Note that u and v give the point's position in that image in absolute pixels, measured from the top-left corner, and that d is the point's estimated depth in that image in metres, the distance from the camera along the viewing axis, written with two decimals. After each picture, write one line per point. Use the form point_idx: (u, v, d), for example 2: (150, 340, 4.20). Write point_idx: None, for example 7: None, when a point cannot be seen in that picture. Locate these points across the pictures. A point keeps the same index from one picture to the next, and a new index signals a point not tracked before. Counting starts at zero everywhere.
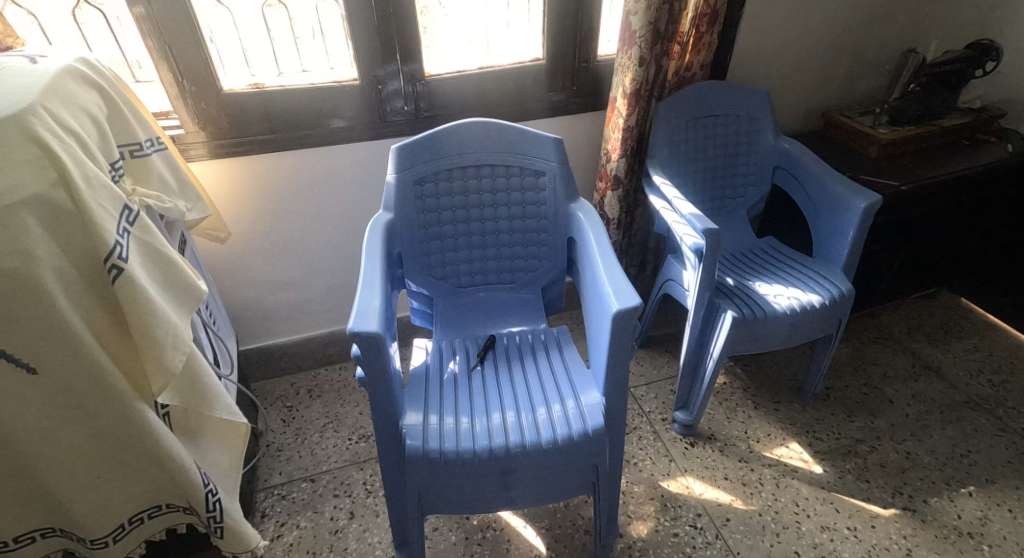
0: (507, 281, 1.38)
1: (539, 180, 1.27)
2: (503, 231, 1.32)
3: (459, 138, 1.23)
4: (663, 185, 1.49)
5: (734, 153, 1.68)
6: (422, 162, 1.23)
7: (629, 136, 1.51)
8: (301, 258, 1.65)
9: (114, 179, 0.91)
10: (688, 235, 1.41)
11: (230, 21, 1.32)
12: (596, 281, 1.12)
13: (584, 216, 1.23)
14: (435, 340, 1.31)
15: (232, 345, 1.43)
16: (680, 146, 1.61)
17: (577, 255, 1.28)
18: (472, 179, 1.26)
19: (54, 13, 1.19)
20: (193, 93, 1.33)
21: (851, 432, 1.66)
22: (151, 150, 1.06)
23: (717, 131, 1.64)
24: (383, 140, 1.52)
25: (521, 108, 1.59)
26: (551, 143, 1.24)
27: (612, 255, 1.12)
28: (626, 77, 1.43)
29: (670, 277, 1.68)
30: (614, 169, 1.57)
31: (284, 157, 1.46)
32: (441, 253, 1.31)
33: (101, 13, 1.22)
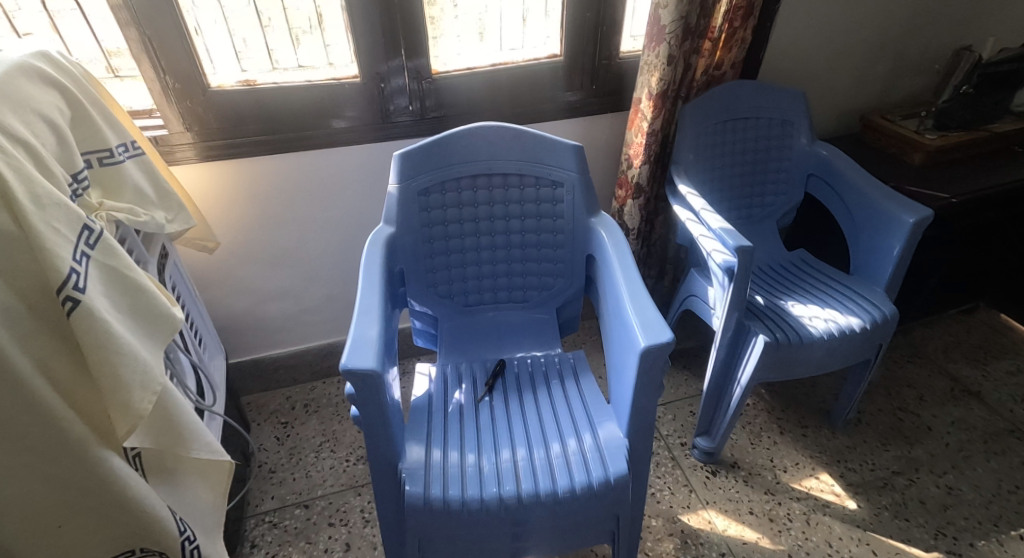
0: (519, 300, 1.26)
1: (556, 191, 1.15)
2: (515, 246, 1.20)
3: (468, 144, 1.12)
4: (690, 195, 1.36)
5: (765, 158, 1.55)
6: (427, 170, 1.11)
7: (653, 141, 1.38)
8: (298, 267, 1.54)
9: (76, 193, 0.80)
10: (716, 253, 1.29)
11: (219, 11, 1.20)
12: (618, 308, 1.01)
13: (605, 232, 1.12)
14: (439, 364, 1.20)
15: (219, 364, 1.32)
16: (707, 151, 1.48)
17: (597, 274, 1.16)
18: (483, 189, 1.15)
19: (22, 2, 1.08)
20: (177, 91, 1.21)
21: (886, 463, 1.54)
22: (124, 156, 0.95)
23: (748, 135, 1.51)
24: (385, 141, 1.40)
25: (536, 109, 1.46)
26: (571, 151, 1.12)
27: (638, 279, 1.00)
28: (652, 77, 1.30)
29: (692, 292, 1.56)
30: (635, 176, 1.44)
31: (278, 159, 1.35)
32: (446, 269, 1.19)
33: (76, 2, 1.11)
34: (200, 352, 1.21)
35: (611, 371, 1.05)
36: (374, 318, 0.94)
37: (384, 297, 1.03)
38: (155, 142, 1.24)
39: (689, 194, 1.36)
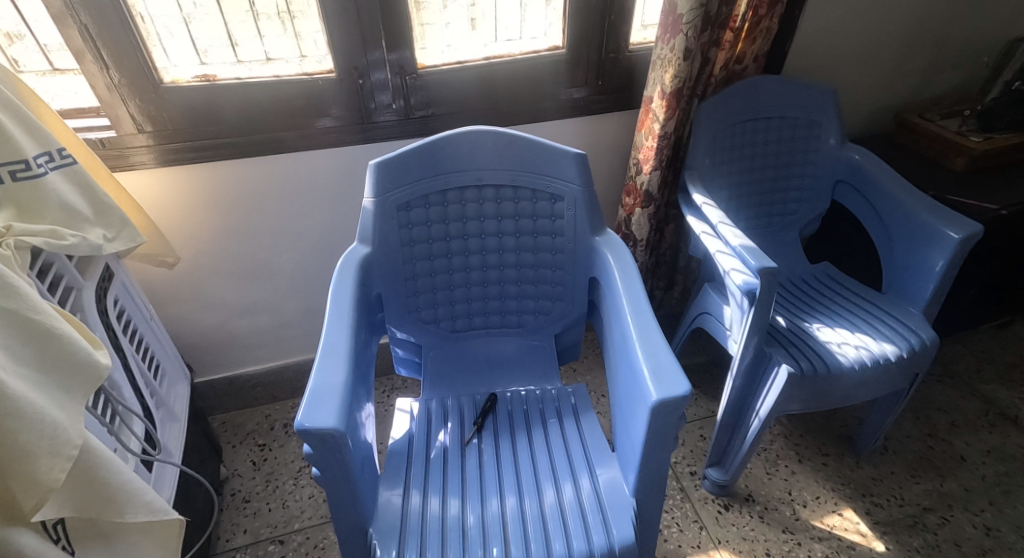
0: (513, 324, 1.13)
1: (555, 205, 1.01)
2: (509, 266, 1.07)
3: (454, 152, 0.97)
4: (705, 206, 1.22)
5: (789, 162, 1.40)
6: (408, 182, 0.97)
7: (666, 144, 1.24)
8: (273, 280, 1.40)
9: None
10: (735, 273, 1.15)
11: None
12: (625, 347, 0.87)
13: (611, 254, 0.98)
14: (423, 398, 1.07)
15: (181, 391, 1.19)
16: (725, 155, 1.33)
17: (601, 300, 1.02)
18: (472, 202, 1.01)
19: None
20: (125, 88, 1.06)
21: (916, 499, 1.40)
22: (45, 167, 0.81)
23: (770, 136, 1.36)
24: (366, 143, 1.25)
25: (535, 107, 1.31)
26: (573, 160, 0.97)
27: (649, 312, 0.87)
28: (665, 73, 1.15)
29: (705, 309, 1.41)
30: (645, 183, 1.30)
31: (245, 164, 1.21)
32: (430, 292, 1.06)
33: None
34: (155, 383, 1.08)
35: (616, 415, 0.92)
36: (342, 360, 0.81)
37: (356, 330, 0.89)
38: (102, 144, 1.09)
39: (705, 205, 1.22)
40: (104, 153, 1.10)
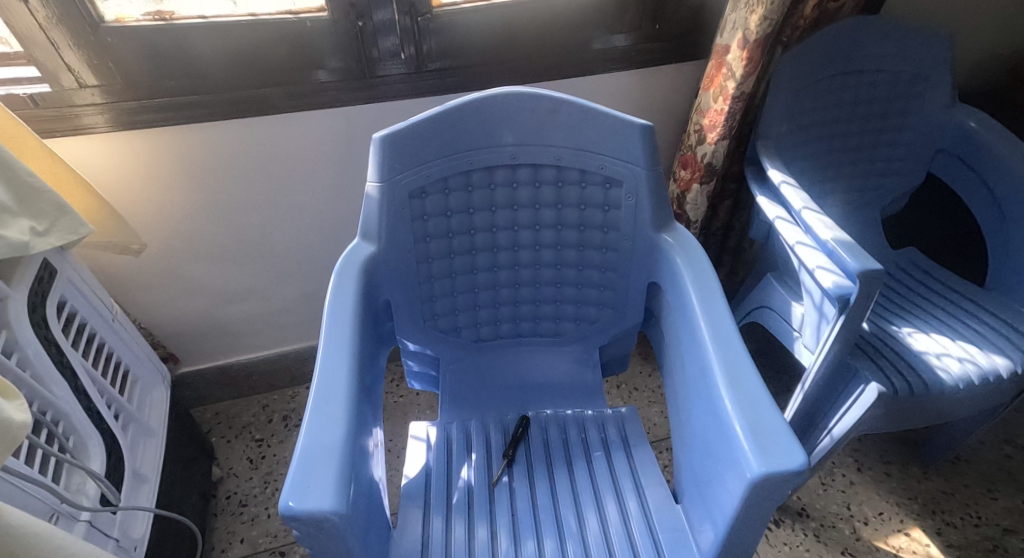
0: (548, 331, 0.94)
1: (609, 191, 0.80)
2: (546, 265, 0.87)
3: (483, 122, 0.76)
4: (785, 186, 1.00)
5: (880, 129, 1.14)
6: (423, 161, 0.76)
7: (740, 108, 0.99)
8: (263, 262, 1.20)
9: None
10: (821, 272, 0.93)
11: None
12: (705, 385, 0.68)
13: (681, 256, 0.77)
14: (442, 421, 0.89)
15: (158, 398, 1.02)
16: (807, 120, 1.08)
17: (663, 312, 0.82)
18: (503, 186, 0.81)
19: None
20: (55, 30, 0.83)
21: (994, 518, 1.24)
22: None
23: (861, 95, 1.10)
24: (369, 103, 1.02)
25: (575, 58, 1.07)
26: (635, 135, 0.76)
27: (737, 339, 0.67)
28: (752, 16, 0.90)
29: (767, 303, 1.21)
30: (708, 155, 1.07)
31: (221, 127, 0.98)
32: (449, 295, 0.87)
33: None
34: (123, 398, 0.90)
35: (685, 459, 0.75)
36: (342, 402, 0.62)
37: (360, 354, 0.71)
38: (35, 102, 0.87)
39: (784, 184, 1.00)
40: (39, 114, 0.88)
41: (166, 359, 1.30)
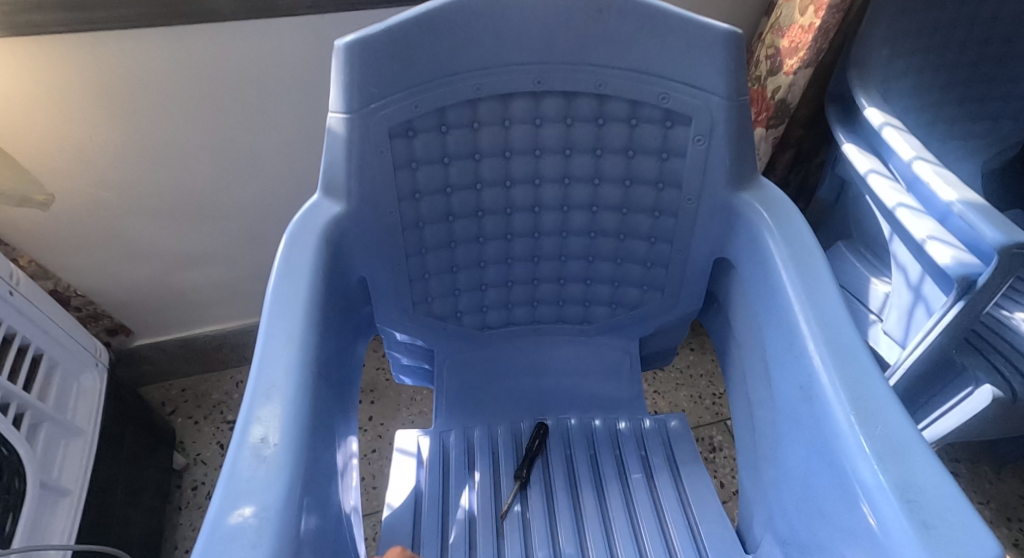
0: (574, 316, 0.74)
1: (669, 131, 0.58)
2: (576, 231, 0.66)
3: (495, 28, 0.53)
4: (887, 129, 0.76)
5: (1005, 58, 0.88)
6: (408, 84, 0.53)
7: (834, 24, 0.75)
8: (222, 220, 0.98)
9: None
10: (934, 244, 0.70)
11: None
12: (810, 411, 0.47)
13: (768, 225, 0.55)
14: (436, 429, 0.71)
15: (89, 386, 0.83)
16: (915, 44, 0.83)
17: (736, 301, 0.61)
18: (520, 124, 0.59)
19: None
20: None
21: None
22: None
23: (986, 11, 0.84)
24: (343, 13, 0.78)
25: None
26: (715, 48, 0.53)
27: (862, 348, 0.46)
28: None
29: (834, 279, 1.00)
30: (783, 90, 0.83)
31: (149, 42, 0.74)
32: (447, 270, 0.66)
33: None
34: (32, 394, 0.71)
35: (766, 500, 0.55)
36: (284, 434, 0.42)
37: (320, 357, 0.50)
38: None
39: (888, 126, 0.76)
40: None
41: (115, 331, 1.10)
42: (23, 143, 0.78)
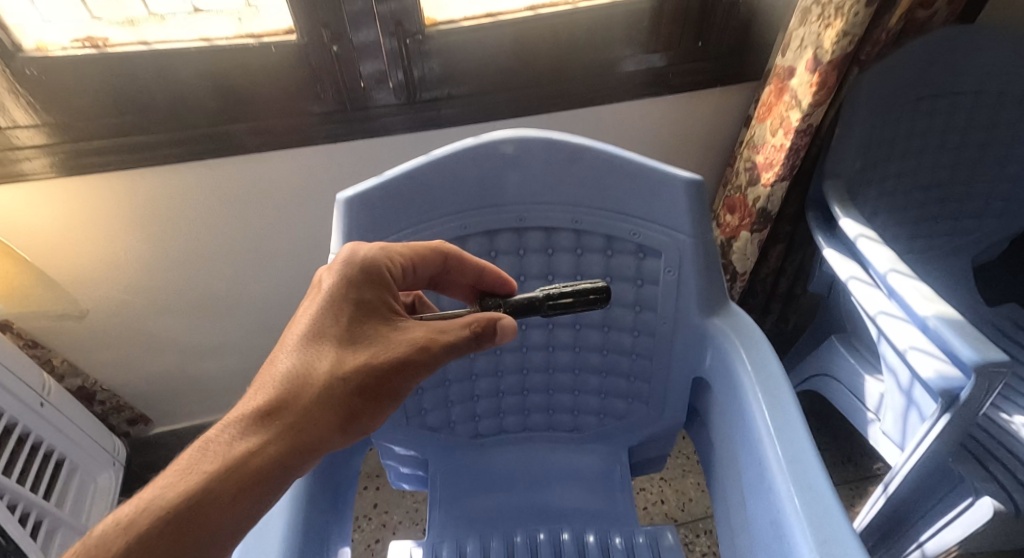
0: (566, 422, 0.76)
1: (643, 262, 0.62)
2: (562, 345, 0.70)
3: (479, 178, 0.59)
4: (894, 275, 0.75)
5: (981, 163, 0.92)
6: (400, 229, 0.59)
7: (805, 145, 0.78)
8: (238, 315, 1.01)
9: None
10: (886, 320, 0.76)
11: None
12: (778, 534, 0.49)
13: (734, 348, 0.59)
14: (428, 541, 0.70)
15: (105, 485, 0.89)
16: (878, 158, 0.87)
17: (713, 420, 0.63)
18: (506, 257, 0.64)
19: None
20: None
21: None
22: None
23: (956, 123, 0.88)
24: (353, 141, 0.83)
25: (601, 83, 0.87)
26: (677, 193, 0.58)
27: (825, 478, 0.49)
28: (828, 33, 0.68)
29: (827, 371, 1.01)
30: (762, 198, 0.86)
31: (159, 175, 0.79)
32: (441, 383, 0.69)
33: None
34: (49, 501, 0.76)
35: None
36: None
37: None
38: None
39: (894, 272, 0.75)
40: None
41: (136, 421, 1.12)
42: (73, 259, 0.84)
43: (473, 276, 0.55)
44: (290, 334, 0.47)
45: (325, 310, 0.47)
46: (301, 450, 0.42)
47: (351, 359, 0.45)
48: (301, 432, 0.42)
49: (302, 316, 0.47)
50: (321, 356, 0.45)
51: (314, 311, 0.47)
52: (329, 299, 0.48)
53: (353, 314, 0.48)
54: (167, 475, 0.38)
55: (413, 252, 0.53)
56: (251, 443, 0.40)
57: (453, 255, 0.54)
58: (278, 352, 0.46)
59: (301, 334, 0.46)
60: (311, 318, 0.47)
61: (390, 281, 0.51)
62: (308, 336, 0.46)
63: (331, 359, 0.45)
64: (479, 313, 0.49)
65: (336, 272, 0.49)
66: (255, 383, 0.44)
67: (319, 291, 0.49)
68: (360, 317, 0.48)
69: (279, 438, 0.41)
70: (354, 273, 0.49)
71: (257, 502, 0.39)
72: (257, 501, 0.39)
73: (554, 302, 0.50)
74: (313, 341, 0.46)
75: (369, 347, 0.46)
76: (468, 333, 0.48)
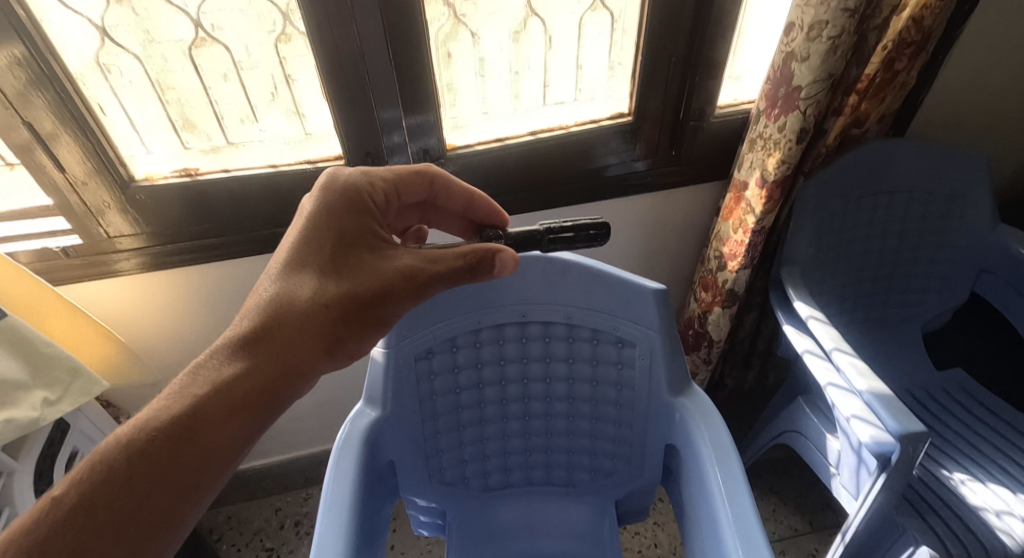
0: (563, 477, 0.89)
1: (622, 350, 0.78)
2: (558, 413, 0.84)
3: (491, 285, 0.76)
4: (838, 353, 0.89)
5: (919, 248, 1.07)
6: (429, 326, 0.75)
7: (761, 241, 0.94)
8: None
9: None
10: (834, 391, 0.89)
11: (140, 81, 0.78)
12: None
13: (698, 423, 0.72)
14: None
15: None
16: (829, 248, 1.01)
17: (684, 480, 0.76)
18: (512, 343, 0.79)
19: None
20: (87, 188, 0.81)
21: None
22: None
23: (894, 216, 1.04)
24: None
25: (591, 186, 1.03)
26: (648, 299, 0.74)
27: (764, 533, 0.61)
28: (769, 160, 0.84)
29: (796, 428, 1.14)
30: (729, 281, 1.01)
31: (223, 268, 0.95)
32: (458, 445, 0.83)
33: None
34: None
35: None
36: None
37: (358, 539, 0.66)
38: (66, 254, 0.85)
39: (837, 351, 0.89)
40: (70, 266, 0.86)
41: None
42: (154, 333, 1.00)
43: (464, 200, 0.72)
44: (274, 265, 0.61)
45: (307, 240, 0.61)
46: (285, 369, 0.56)
47: (335, 289, 0.59)
48: (289, 351, 0.56)
49: (285, 247, 0.61)
50: (303, 284, 0.59)
51: (298, 243, 0.61)
52: (310, 232, 0.62)
53: (332, 242, 0.62)
54: (168, 393, 0.52)
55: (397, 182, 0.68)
56: (236, 366, 0.54)
57: (440, 180, 0.70)
58: (264, 281, 0.60)
59: (286, 264, 0.60)
60: (294, 249, 0.61)
61: (373, 206, 0.66)
62: (290, 265, 0.60)
63: (313, 287, 0.59)
64: (476, 247, 0.62)
65: (314, 207, 0.63)
66: (247, 308, 0.58)
67: (300, 222, 0.63)
68: (338, 245, 0.62)
69: (262, 364, 0.55)
70: (331, 207, 0.63)
71: (247, 410, 0.53)
72: (243, 419, 0.53)
73: (555, 237, 0.63)
74: (296, 271, 0.60)
75: (352, 274, 0.60)
76: (465, 263, 0.61)
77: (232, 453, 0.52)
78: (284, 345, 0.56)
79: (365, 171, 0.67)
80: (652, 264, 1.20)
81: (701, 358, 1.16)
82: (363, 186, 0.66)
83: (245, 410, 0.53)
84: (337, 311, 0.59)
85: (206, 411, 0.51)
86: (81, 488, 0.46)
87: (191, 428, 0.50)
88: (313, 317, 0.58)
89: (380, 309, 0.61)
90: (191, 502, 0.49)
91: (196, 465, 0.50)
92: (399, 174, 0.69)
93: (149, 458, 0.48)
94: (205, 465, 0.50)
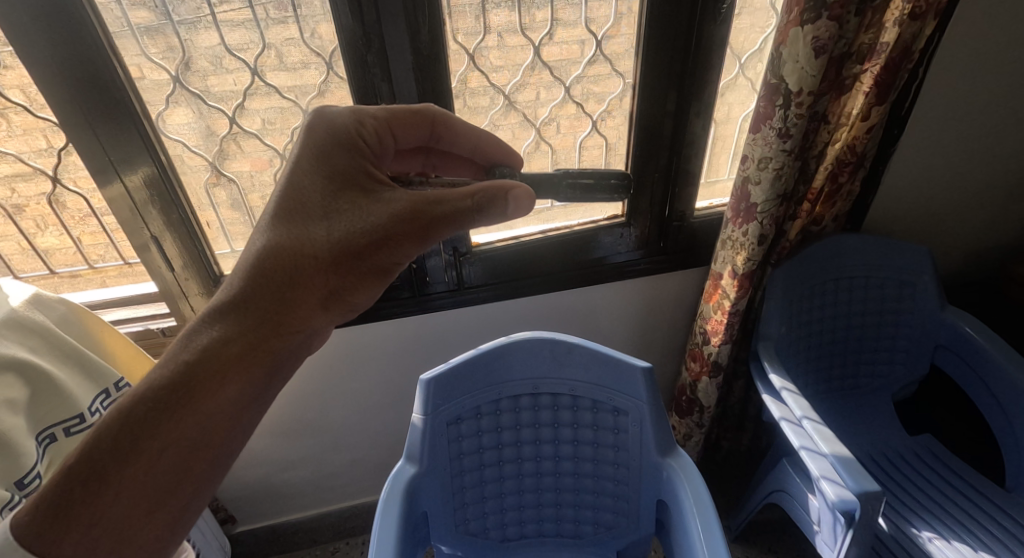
0: (569, 529, 1.02)
1: (618, 418, 0.93)
2: (566, 471, 0.99)
3: (508, 363, 0.92)
4: (807, 421, 1.02)
5: (878, 325, 1.23)
6: (459, 396, 0.91)
7: (737, 320, 1.10)
8: (318, 436, 1.31)
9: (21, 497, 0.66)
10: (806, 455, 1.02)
11: (234, 197, 1.00)
12: None
13: (682, 484, 0.86)
14: None
15: None
16: (799, 326, 1.17)
17: (673, 531, 0.89)
18: (527, 409, 0.95)
19: (29, 204, 0.93)
20: (188, 282, 1.01)
21: None
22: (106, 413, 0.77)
23: (854, 297, 1.20)
24: (418, 316, 1.18)
25: (593, 272, 1.21)
26: (639, 377, 0.90)
27: None
28: (737, 256, 1.01)
29: (782, 488, 1.26)
30: (713, 355, 1.16)
31: None
32: (482, 500, 0.97)
33: (83, 195, 0.94)
34: None
35: None
36: None
37: None
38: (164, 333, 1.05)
39: (806, 419, 1.02)
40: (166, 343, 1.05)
41: (225, 520, 1.38)
42: None
43: (472, 144, 0.81)
44: (264, 217, 0.68)
45: (298, 188, 0.68)
46: (277, 330, 0.64)
47: (326, 238, 0.66)
48: (283, 312, 0.64)
49: (275, 199, 0.68)
50: (294, 236, 0.66)
51: (288, 194, 0.68)
52: (302, 184, 0.69)
53: (322, 192, 0.68)
54: (161, 359, 0.59)
55: (388, 119, 0.75)
56: (219, 331, 0.61)
57: (439, 120, 0.78)
58: (256, 233, 0.67)
59: (276, 215, 0.67)
60: (286, 198, 0.68)
61: (366, 146, 0.72)
62: (280, 217, 0.67)
63: (302, 240, 0.66)
64: (484, 186, 0.67)
65: (303, 157, 0.70)
66: (239, 265, 0.65)
67: (290, 171, 0.70)
68: (329, 191, 0.68)
69: (253, 328, 0.62)
70: (318, 155, 0.70)
71: (242, 370, 0.61)
72: (240, 374, 0.60)
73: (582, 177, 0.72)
74: (285, 222, 0.67)
75: (345, 217, 0.67)
76: (471, 201, 0.67)
77: (233, 413, 0.59)
78: (277, 304, 0.64)
79: (356, 111, 0.73)
80: (648, 336, 1.36)
81: (694, 421, 1.29)
82: (354, 127, 0.72)
83: (240, 370, 0.60)
84: (329, 260, 0.66)
85: (202, 380, 0.58)
86: (90, 454, 0.54)
87: (187, 395, 0.57)
88: (304, 269, 0.66)
89: (376, 256, 0.68)
90: (196, 463, 0.57)
91: (196, 427, 0.57)
92: (399, 117, 0.76)
93: (143, 424, 0.56)
94: (206, 431, 0.58)
